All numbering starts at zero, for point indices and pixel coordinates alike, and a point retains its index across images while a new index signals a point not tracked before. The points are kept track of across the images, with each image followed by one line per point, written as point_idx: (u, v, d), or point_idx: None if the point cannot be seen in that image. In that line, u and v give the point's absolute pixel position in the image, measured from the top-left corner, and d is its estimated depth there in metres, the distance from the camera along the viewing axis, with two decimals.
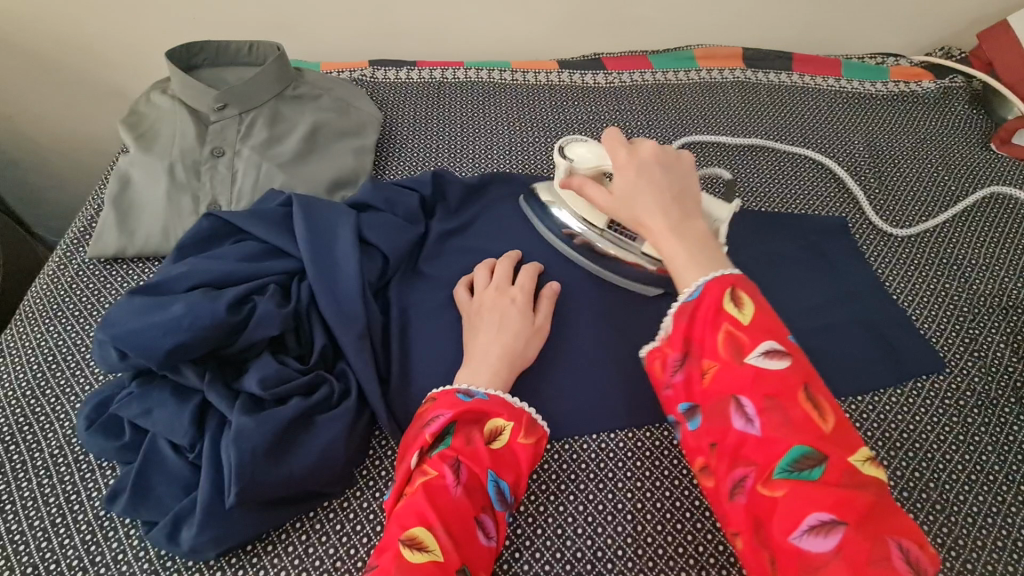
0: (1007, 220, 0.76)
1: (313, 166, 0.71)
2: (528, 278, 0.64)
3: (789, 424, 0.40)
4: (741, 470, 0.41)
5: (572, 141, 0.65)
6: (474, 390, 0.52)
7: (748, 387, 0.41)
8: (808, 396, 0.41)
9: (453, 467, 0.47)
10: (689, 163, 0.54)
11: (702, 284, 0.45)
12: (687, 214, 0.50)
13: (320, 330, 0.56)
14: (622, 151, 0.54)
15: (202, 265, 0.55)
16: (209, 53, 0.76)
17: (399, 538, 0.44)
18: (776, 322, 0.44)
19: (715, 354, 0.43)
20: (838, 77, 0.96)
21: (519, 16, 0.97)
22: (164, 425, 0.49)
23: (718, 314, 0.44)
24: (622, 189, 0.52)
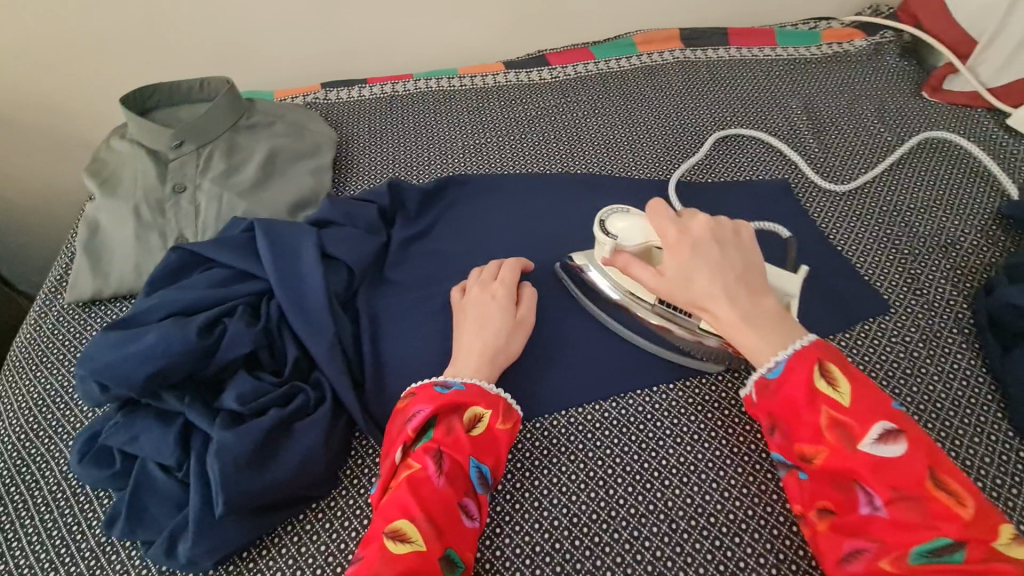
0: (943, 161, 0.79)
1: (273, 191, 0.74)
2: (511, 271, 0.66)
3: (919, 511, 0.43)
4: (865, 547, 0.44)
5: (612, 213, 0.62)
6: (452, 382, 0.55)
7: (869, 474, 0.44)
8: (935, 480, 0.43)
9: (435, 458, 0.50)
10: (748, 236, 0.55)
11: (782, 361, 0.49)
12: (754, 295, 0.52)
13: (291, 344, 0.58)
14: (672, 229, 0.54)
15: (172, 295, 0.58)
16: (162, 94, 0.79)
17: (384, 530, 0.47)
18: (883, 402, 0.47)
19: (823, 440, 0.46)
20: (775, 46, 0.99)
21: (460, 24, 1.00)
22: (152, 449, 0.51)
23: (817, 397, 0.47)
24: (679, 274, 0.53)
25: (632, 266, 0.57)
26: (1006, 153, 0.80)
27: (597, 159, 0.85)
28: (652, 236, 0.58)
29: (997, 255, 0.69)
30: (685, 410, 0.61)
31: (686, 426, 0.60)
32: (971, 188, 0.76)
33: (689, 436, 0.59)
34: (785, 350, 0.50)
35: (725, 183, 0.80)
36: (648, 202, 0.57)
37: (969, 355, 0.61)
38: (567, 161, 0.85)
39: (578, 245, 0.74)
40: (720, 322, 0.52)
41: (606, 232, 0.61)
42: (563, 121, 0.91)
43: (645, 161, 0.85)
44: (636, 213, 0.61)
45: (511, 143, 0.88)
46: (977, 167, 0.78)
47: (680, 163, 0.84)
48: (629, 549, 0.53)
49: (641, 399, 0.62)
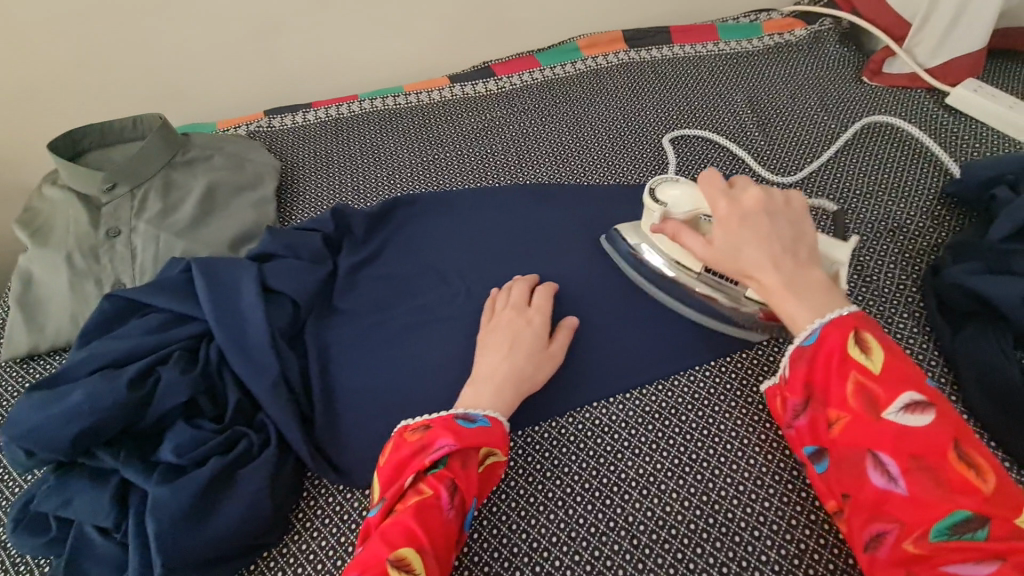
0: (885, 145, 0.80)
1: (213, 227, 0.72)
2: (546, 298, 0.65)
3: (938, 486, 0.42)
4: (885, 525, 0.43)
5: (663, 181, 0.64)
6: (475, 414, 0.53)
7: (889, 445, 0.44)
8: (958, 455, 0.42)
9: (449, 489, 0.49)
10: (800, 208, 0.55)
11: (819, 329, 0.48)
12: (801, 266, 0.51)
13: (233, 386, 0.56)
14: (723, 202, 0.55)
15: (104, 347, 0.56)
16: (94, 135, 0.76)
17: (387, 558, 0.44)
18: (913, 374, 0.45)
19: (848, 408, 0.46)
20: (717, 41, 0.99)
21: (402, 41, 0.99)
22: (87, 512, 0.49)
23: (846, 364, 0.47)
24: (726, 243, 0.54)
25: (683, 236, 0.58)
26: (947, 132, 0.81)
27: (546, 168, 0.84)
28: (701, 204, 0.61)
29: (943, 235, 0.69)
30: (642, 419, 0.59)
31: (644, 436, 0.58)
32: (915, 170, 0.76)
33: (646, 447, 0.57)
34: (822, 317, 0.49)
35: None
36: (701, 173, 0.58)
37: (922, 338, 0.61)
38: (517, 172, 0.84)
39: (530, 258, 0.73)
40: (766, 291, 0.52)
41: (655, 199, 0.63)
42: (511, 132, 0.90)
43: (594, 166, 0.84)
44: (685, 182, 0.63)
45: (459, 158, 0.87)
46: (920, 148, 0.79)
47: (629, 166, 0.83)
48: (606, 561, 0.51)
49: (598, 412, 0.60)
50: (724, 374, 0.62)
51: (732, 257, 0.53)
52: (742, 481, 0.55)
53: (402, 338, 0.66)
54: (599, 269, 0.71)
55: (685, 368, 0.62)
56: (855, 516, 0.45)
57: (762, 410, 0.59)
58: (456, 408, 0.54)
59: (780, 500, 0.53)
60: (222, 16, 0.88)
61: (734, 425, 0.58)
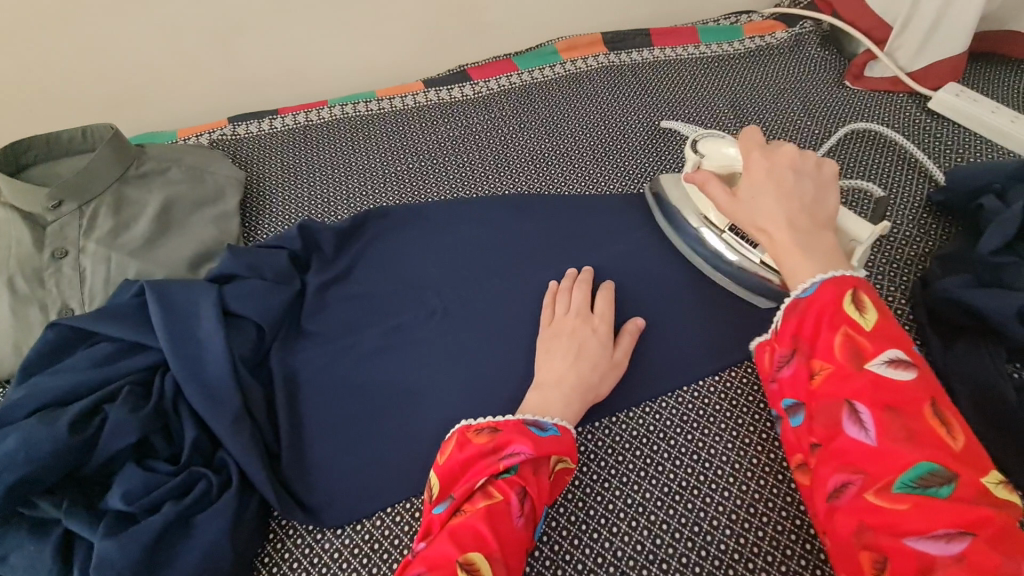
0: (871, 152, 0.78)
1: (170, 246, 0.68)
2: (607, 304, 0.63)
3: (908, 439, 0.39)
4: (849, 475, 0.41)
5: (708, 135, 0.66)
6: (546, 422, 0.52)
7: (866, 395, 0.41)
8: (933, 414, 0.40)
9: (521, 496, 0.47)
10: (830, 174, 0.54)
11: (817, 283, 0.47)
12: (815, 227, 0.51)
13: (189, 422, 0.52)
14: (756, 156, 0.55)
15: (44, 384, 0.51)
16: (39, 148, 0.71)
17: (456, 560, 0.43)
18: (900, 335, 0.44)
19: (830, 358, 0.44)
20: (697, 44, 0.97)
21: (373, 45, 0.95)
22: (25, 568, 0.45)
23: (838, 316, 0.45)
24: (748, 193, 0.53)
25: (709, 186, 0.57)
26: (931, 137, 0.80)
27: (525, 176, 0.81)
28: (735, 163, 0.61)
29: (930, 246, 0.68)
30: (629, 445, 0.57)
31: (631, 462, 0.56)
32: (901, 178, 0.75)
33: (633, 475, 0.55)
34: (823, 272, 0.47)
35: None
36: (747, 128, 0.59)
37: None
38: (496, 181, 0.81)
39: (509, 273, 0.70)
40: (773, 244, 0.51)
41: (695, 151, 0.65)
42: (489, 139, 0.87)
43: (575, 174, 0.81)
44: (729, 139, 0.64)
45: (435, 166, 0.83)
46: (905, 155, 0.77)
47: (611, 174, 0.81)
48: None
49: (584, 439, 0.58)
50: (714, 395, 0.60)
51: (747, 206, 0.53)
52: (735, 509, 0.52)
53: (375, 363, 0.62)
54: None
55: (673, 389, 0.60)
56: (821, 467, 0.43)
57: (754, 431, 0.57)
58: (527, 414, 0.52)
59: (774, 529, 0.51)
60: (179, 18, 0.83)
61: (724, 449, 0.56)
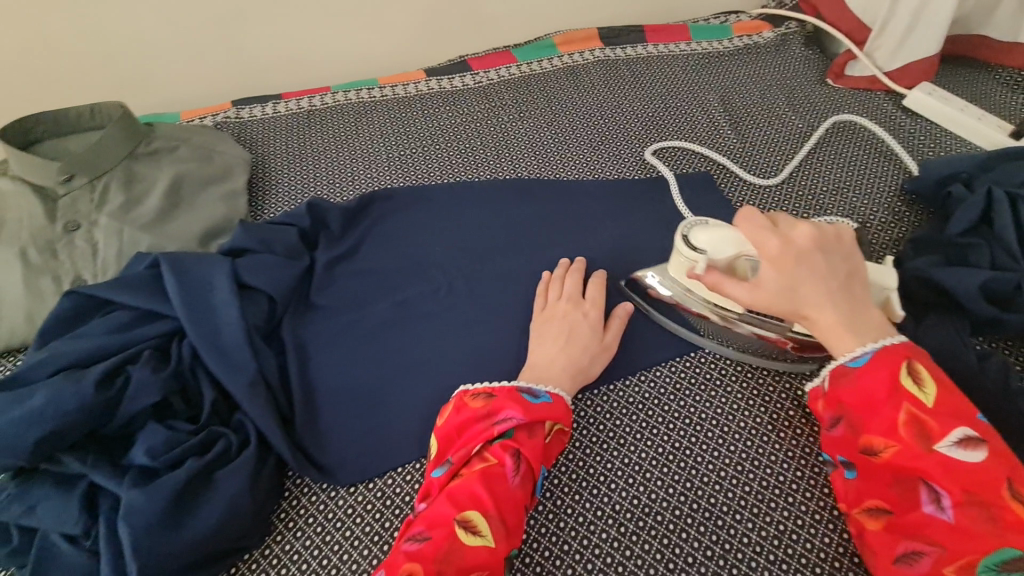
0: (852, 144, 0.84)
1: (181, 221, 0.69)
2: (599, 292, 0.66)
3: (989, 521, 0.41)
4: (926, 548, 0.44)
5: (693, 226, 0.58)
6: (538, 390, 0.55)
7: (938, 475, 0.44)
8: (1013, 495, 0.42)
9: (514, 458, 0.50)
10: (849, 240, 0.55)
11: (870, 352, 0.50)
12: (854, 302, 0.52)
13: (207, 385, 0.54)
14: (774, 242, 0.52)
15: (65, 347, 0.53)
16: (47, 124, 0.72)
17: (454, 518, 0.46)
18: (966, 410, 0.46)
19: (896, 436, 0.46)
20: (688, 41, 1.02)
21: (376, 33, 0.98)
22: (52, 520, 0.47)
23: (899, 393, 0.47)
24: (780, 283, 0.52)
25: (725, 283, 0.55)
26: (905, 132, 0.85)
27: (525, 163, 0.85)
28: (745, 247, 0.55)
29: (905, 230, 0.73)
30: (626, 409, 0.61)
31: (629, 427, 0.59)
32: (879, 168, 0.80)
33: (630, 438, 0.59)
34: (875, 350, 0.50)
35: (648, 181, 0.81)
36: (741, 211, 0.55)
37: None
38: (496, 167, 0.84)
39: (510, 252, 0.73)
40: (820, 331, 0.52)
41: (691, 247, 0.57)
42: (489, 127, 0.90)
43: (572, 162, 0.85)
44: (716, 224, 0.58)
45: (437, 151, 0.86)
46: (882, 147, 0.83)
47: (607, 162, 0.85)
48: (596, 549, 0.52)
49: (583, 404, 0.61)
50: (705, 365, 0.64)
51: (785, 299, 0.52)
52: (724, 466, 0.56)
53: (382, 334, 0.65)
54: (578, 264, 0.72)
55: (667, 359, 0.64)
56: (894, 535, 0.46)
57: (741, 398, 0.61)
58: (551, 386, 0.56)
59: (759, 485, 0.55)
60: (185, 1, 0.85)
61: (714, 414, 0.60)
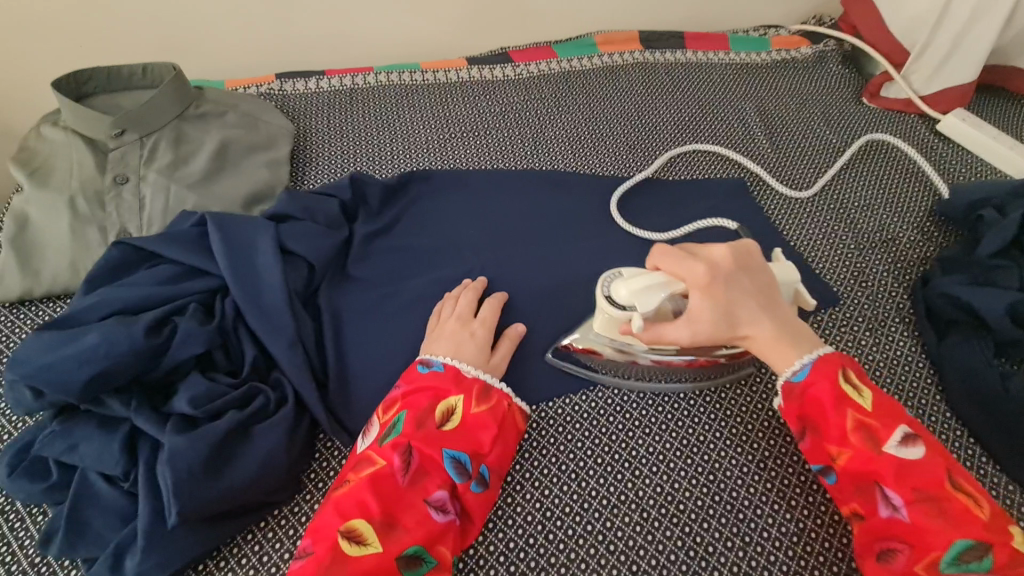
0: (884, 163, 0.85)
1: (225, 184, 0.71)
2: (491, 312, 0.63)
3: (941, 515, 0.45)
4: (896, 549, 0.46)
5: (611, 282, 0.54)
6: (433, 359, 0.56)
7: (892, 479, 0.46)
8: (955, 485, 0.46)
9: (402, 454, 0.49)
10: (757, 253, 0.54)
11: (808, 364, 0.51)
12: (781, 312, 0.53)
13: (249, 342, 0.56)
14: (700, 267, 0.51)
15: (113, 294, 0.54)
16: (99, 78, 0.73)
17: (338, 529, 0.45)
18: (896, 407, 0.50)
19: (848, 443, 0.48)
20: (727, 51, 1.03)
21: (421, 18, 0.99)
22: (93, 459, 0.48)
23: (843, 401, 0.49)
24: (717, 311, 0.50)
25: (664, 331, 0.51)
26: (937, 156, 0.86)
27: (562, 156, 0.86)
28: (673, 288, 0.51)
29: (931, 249, 0.74)
30: (653, 402, 0.61)
31: (655, 418, 0.60)
32: (909, 188, 0.82)
33: (657, 428, 0.59)
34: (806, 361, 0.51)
35: (682, 182, 0.82)
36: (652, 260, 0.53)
37: (910, 341, 0.65)
38: (532, 157, 0.85)
39: (544, 240, 0.74)
40: (761, 351, 0.52)
41: (618, 305, 0.52)
42: (528, 119, 0.91)
43: (608, 158, 0.86)
44: (631, 271, 0.54)
45: (475, 138, 0.87)
46: (913, 168, 0.84)
47: (642, 161, 0.86)
48: (619, 534, 0.53)
49: (611, 392, 0.62)
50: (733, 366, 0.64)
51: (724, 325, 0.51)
52: (745, 463, 0.57)
53: (417, 307, 0.66)
54: (610, 257, 0.73)
55: None
56: (864, 540, 0.48)
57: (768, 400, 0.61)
58: (483, 373, 0.56)
59: (779, 483, 0.56)
60: None
61: (740, 412, 0.60)
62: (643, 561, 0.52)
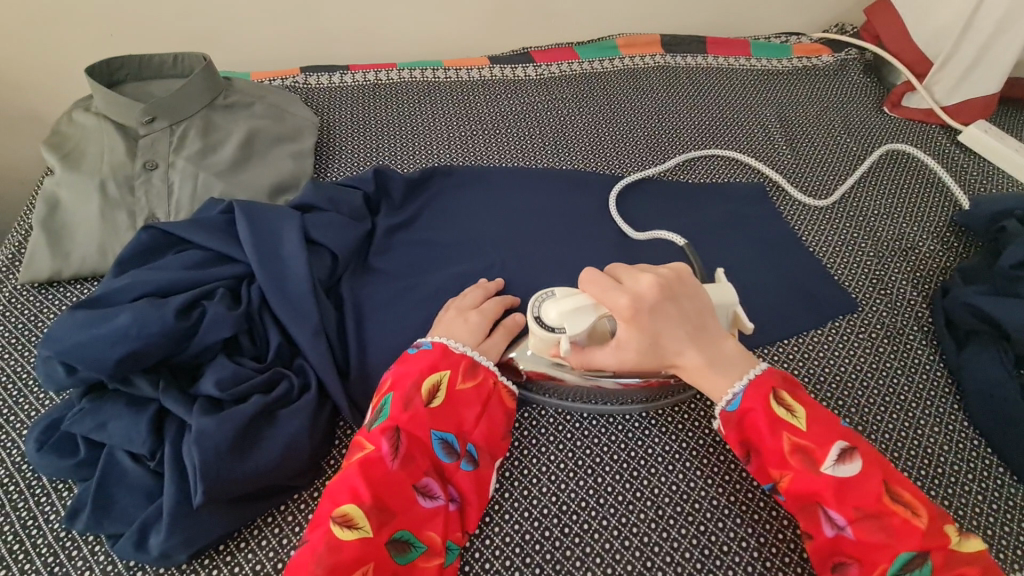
0: (905, 172, 0.85)
1: (252, 173, 0.72)
2: (495, 305, 0.62)
3: (882, 530, 0.45)
4: (846, 565, 0.47)
5: (543, 300, 0.55)
6: (421, 342, 0.57)
7: (833, 500, 0.47)
8: (893, 498, 0.46)
9: (389, 439, 0.49)
10: (685, 275, 0.53)
11: (740, 392, 0.51)
12: (711, 335, 0.52)
13: (273, 329, 0.57)
14: (622, 300, 0.50)
15: (144, 276, 0.55)
16: (131, 67, 0.75)
17: (330, 516, 0.46)
18: (831, 421, 0.50)
19: (788, 467, 0.49)
20: (749, 57, 1.03)
21: (446, 16, 1.00)
22: (121, 437, 0.49)
23: (778, 425, 0.50)
24: (642, 342, 0.50)
25: (591, 354, 0.52)
26: (958, 168, 0.86)
27: (582, 156, 0.86)
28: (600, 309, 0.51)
29: (950, 259, 0.74)
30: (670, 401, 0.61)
31: (670, 416, 0.60)
32: (928, 198, 0.81)
33: (675, 426, 0.60)
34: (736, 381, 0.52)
35: (703, 186, 0.83)
36: (583, 277, 0.52)
37: (928, 350, 0.66)
38: (553, 157, 0.86)
39: (563, 239, 0.74)
40: (692, 374, 0.53)
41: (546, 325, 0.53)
42: (549, 118, 0.92)
43: (628, 160, 0.86)
44: (560, 294, 0.55)
45: (497, 136, 0.88)
46: (934, 178, 0.84)
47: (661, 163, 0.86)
48: (633, 530, 0.53)
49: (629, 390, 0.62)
50: None
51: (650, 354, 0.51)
52: None
53: (438, 301, 0.67)
54: (630, 256, 0.73)
55: None
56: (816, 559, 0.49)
57: None
58: (467, 347, 0.57)
59: None
60: None
61: None
62: (657, 557, 0.51)
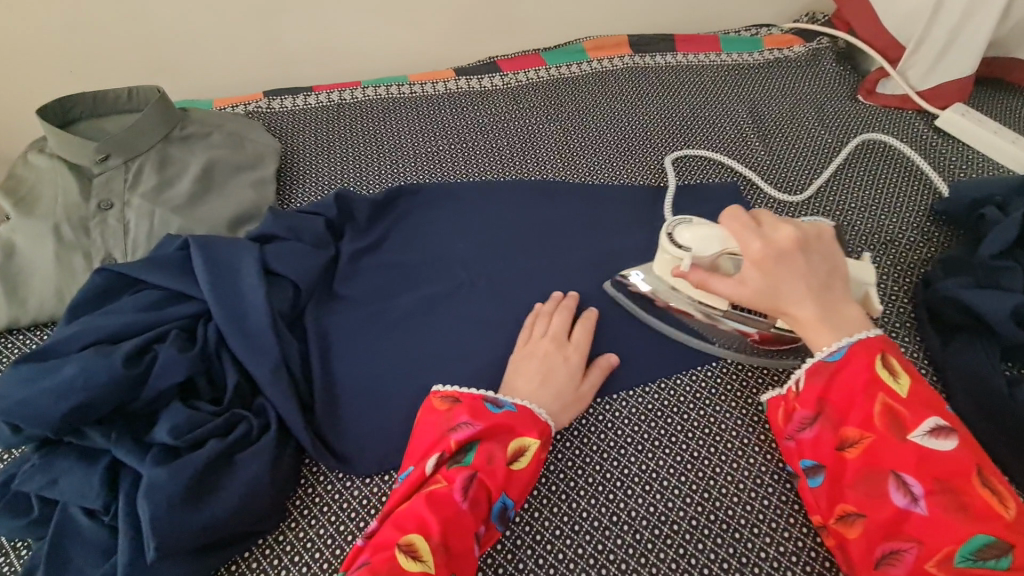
0: (880, 162, 0.83)
1: (211, 205, 0.70)
2: (585, 335, 0.62)
3: (959, 510, 0.43)
4: (904, 545, 0.44)
5: (677, 225, 0.58)
6: (502, 401, 0.54)
7: (912, 467, 0.45)
8: (983, 481, 0.44)
9: (465, 479, 0.48)
10: (829, 239, 0.55)
11: (845, 347, 0.50)
12: (835, 297, 0.53)
13: (231, 368, 0.55)
14: (756, 242, 0.53)
15: (95, 322, 0.54)
16: (85, 104, 0.73)
17: (397, 543, 0.45)
18: (936, 401, 0.48)
19: (872, 428, 0.47)
20: (718, 52, 1.02)
21: (409, 31, 0.99)
22: (73, 493, 0.47)
23: (874, 385, 0.48)
24: (763, 283, 0.53)
25: (710, 281, 0.55)
26: (936, 154, 0.84)
27: (551, 165, 0.85)
28: (730, 243, 0.55)
29: (931, 251, 0.72)
30: (645, 416, 0.59)
31: (648, 433, 0.58)
32: (908, 188, 0.79)
33: (652, 443, 0.57)
34: (853, 334, 0.51)
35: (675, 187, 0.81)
36: (726, 210, 0.57)
37: (912, 347, 0.64)
38: (522, 167, 0.84)
39: (533, 252, 0.73)
40: (800, 323, 0.53)
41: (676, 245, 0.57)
42: (516, 128, 0.90)
43: (598, 166, 0.85)
44: (700, 223, 0.58)
45: (464, 150, 0.86)
46: (912, 167, 0.82)
47: (630, 166, 0.84)
48: (611, 557, 0.50)
49: (600, 409, 0.59)
50: (724, 377, 0.61)
51: (767, 296, 0.53)
52: (742, 479, 0.54)
53: (406, 325, 0.65)
54: (602, 266, 0.71)
55: (690, 367, 0.62)
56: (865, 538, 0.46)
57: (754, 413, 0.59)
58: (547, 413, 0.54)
59: (778, 500, 0.53)
60: None
61: (733, 424, 0.58)
62: None
